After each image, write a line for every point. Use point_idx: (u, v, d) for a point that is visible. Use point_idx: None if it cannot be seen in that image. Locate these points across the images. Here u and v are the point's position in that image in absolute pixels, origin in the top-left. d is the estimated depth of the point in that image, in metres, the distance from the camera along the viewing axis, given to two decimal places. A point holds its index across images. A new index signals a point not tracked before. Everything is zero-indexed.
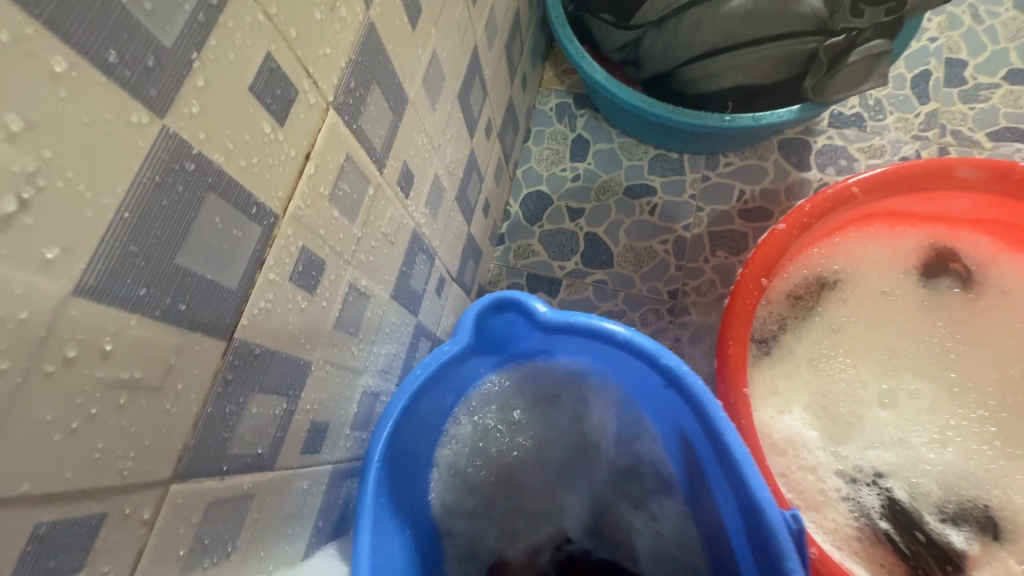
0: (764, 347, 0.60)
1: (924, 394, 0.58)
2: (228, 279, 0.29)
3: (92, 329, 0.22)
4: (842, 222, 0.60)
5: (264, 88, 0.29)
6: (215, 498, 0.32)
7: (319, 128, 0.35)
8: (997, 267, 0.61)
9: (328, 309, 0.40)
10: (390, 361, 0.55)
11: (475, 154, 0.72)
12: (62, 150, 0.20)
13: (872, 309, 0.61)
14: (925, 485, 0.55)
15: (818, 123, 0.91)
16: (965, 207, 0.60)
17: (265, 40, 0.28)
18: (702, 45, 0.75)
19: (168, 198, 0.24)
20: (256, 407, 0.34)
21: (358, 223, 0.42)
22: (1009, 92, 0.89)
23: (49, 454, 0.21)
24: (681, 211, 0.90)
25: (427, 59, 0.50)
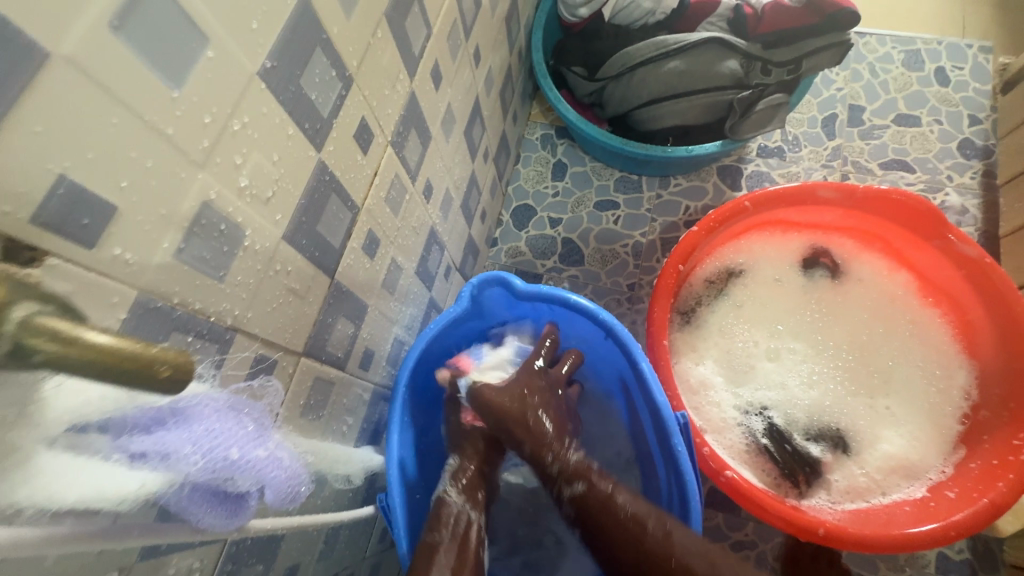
0: (685, 317, 0.82)
1: (799, 350, 0.80)
2: (336, 242, 0.51)
3: (286, 258, 0.44)
4: (742, 226, 0.82)
5: (359, 135, 0.51)
6: (318, 376, 0.53)
7: (382, 156, 0.57)
8: (857, 261, 0.84)
9: (379, 271, 0.62)
10: (412, 320, 0.77)
11: (476, 173, 0.94)
12: (287, 169, 0.41)
13: (766, 291, 0.84)
14: (796, 414, 0.77)
15: (748, 153, 1.15)
16: (832, 217, 0.82)
17: (361, 109, 0.50)
18: (649, 95, 0.99)
19: (317, 194, 0.46)
20: (340, 325, 0.56)
21: (398, 217, 0.64)
22: (897, 132, 1.12)
23: (266, 320, 0.43)
24: (639, 221, 1.13)
25: (444, 108, 0.73)
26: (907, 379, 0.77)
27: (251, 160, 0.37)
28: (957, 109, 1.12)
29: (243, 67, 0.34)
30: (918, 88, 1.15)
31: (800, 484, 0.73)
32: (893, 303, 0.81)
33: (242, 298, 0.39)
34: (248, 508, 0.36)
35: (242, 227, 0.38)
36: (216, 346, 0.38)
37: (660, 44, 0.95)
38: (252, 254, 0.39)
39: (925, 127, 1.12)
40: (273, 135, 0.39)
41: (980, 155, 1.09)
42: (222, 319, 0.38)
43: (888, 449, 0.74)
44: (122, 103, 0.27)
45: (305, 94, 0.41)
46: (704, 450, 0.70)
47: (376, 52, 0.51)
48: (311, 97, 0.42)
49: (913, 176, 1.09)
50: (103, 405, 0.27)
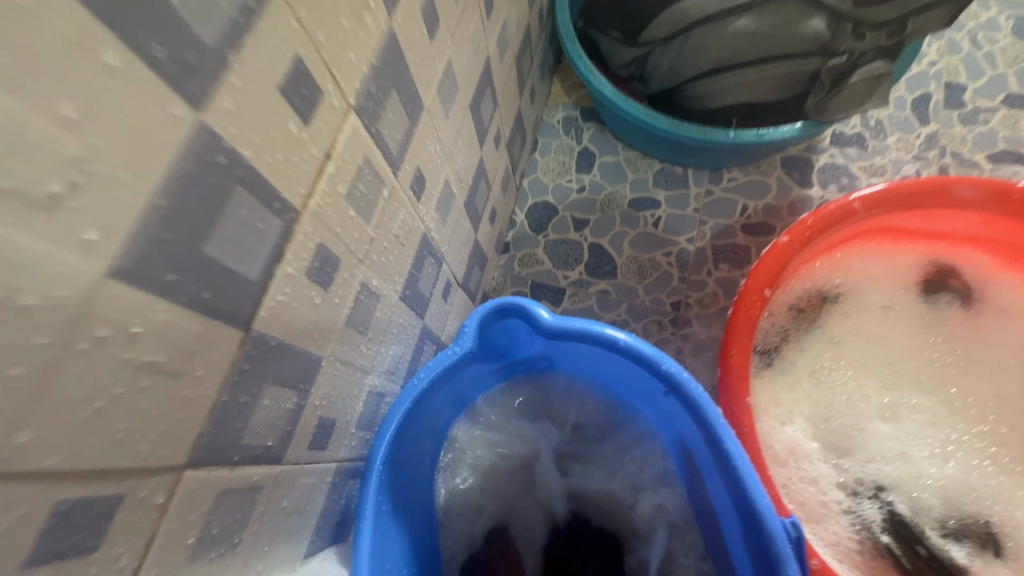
0: (767, 357, 0.60)
1: (925, 408, 0.58)
2: (250, 271, 0.30)
3: (124, 311, 0.23)
4: (844, 236, 0.61)
5: (292, 88, 0.30)
6: (227, 487, 0.32)
7: (340, 130, 0.36)
8: (995, 284, 0.62)
9: (340, 306, 0.41)
10: (396, 362, 0.56)
11: (484, 162, 0.73)
12: (107, 139, 0.20)
13: (874, 323, 0.62)
14: (926, 500, 0.55)
15: (820, 141, 0.93)
16: (963, 225, 0.61)
17: (296, 43, 0.29)
18: (708, 63, 0.77)
19: (199, 190, 0.25)
20: (270, 399, 0.35)
21: (371, 223, 0.43)
22: (1008, 115, 0.90)
23: (76, 432, 0.22)
24: (684, 224, 0.91)
25: (443, 68, 0.52)
26: None
27: None
28: None
29: None
30: None
31: None
32: None
33: None
34: None
35: None
36: None
37: None
38: (17, 314, 0.19)
39: None
40: (50, 65, 0.18)
41: None
42: None
43: None
44: None
45: None
46: (812, 563, 0.49)
47: None
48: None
49: None
50: None
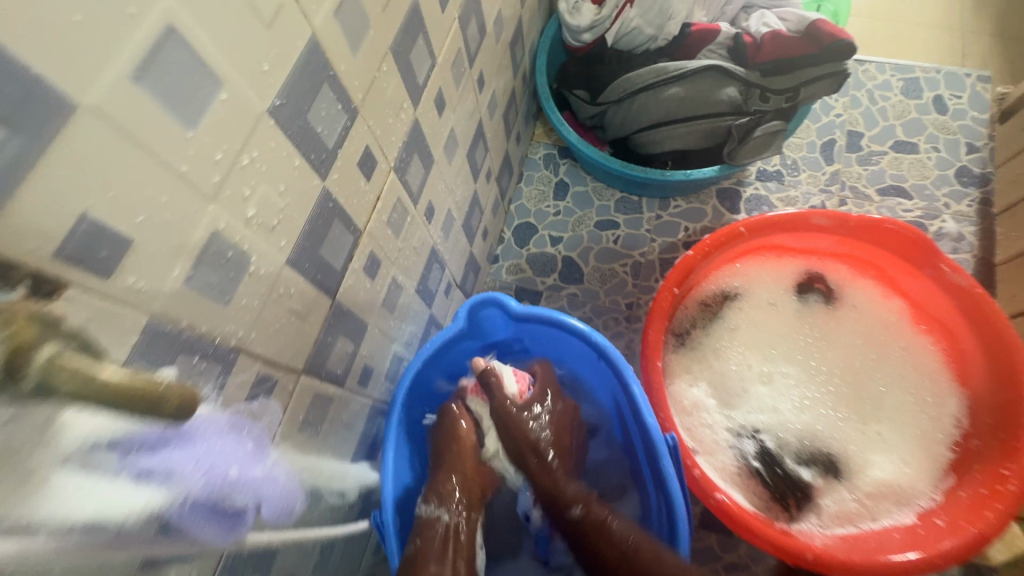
0: (680, 338, 0.83)
1: (792, 375, 0.81)
2: (337, 264, 0.53)
3: (289, 280, 0.46)
4: (737, 251, 0.84)
5: (363, 162, 0.53)
6: (317, 392, 0.55)
7: (384, 182, 0.59)
8: (851, 287, 0.85)
9: (380, 291, 0.64)
10: (411, 337, 0.79)
11: (478, 193, 0.97)
12: (292, 198, 0.43)
13: (761, 314, 0.85)
14: (788, 438, 0.77)
15: (747, 177, 1.17)
16: (826, 244, 0.84)
17: (366, 138, 0.53)
18: (649, 119, 1.01)
19: (320, 220, 0.48)
20: (340, 343, 0.58)
21: (400, 238, 0.66)
22: (894, 158, 1.14)
23: (268, 340, 0.45)
24: (638, 241, 1.15)
25: (447, 133, 0.75)
26: (899, 406, 0.78)
27: (258, 191, 0.39)
28: (955, 137, 1.14)
29: (251, 106, 0.36)
30: (915, 115, 1.17)
31: (790, 509, 0.73)
32: (888, 330, 0.82)
33: (245, 320, 0.41)
34: (246, 521, 0.42)
35: (247, 254, 0.40)
36: (218, 367, 0.39)
37: (660, 71, 0.97)
38: (256, 278, 0.41)
39: (922, 154, 1.13)
40: (278, 166, 0.41)
41: (978, 182, 1.09)
42: (226, 341, 0.40)
43: (879, 474, 0.75)
44: (138, 144, 0.29)
45: (310, 127, 0.44)
46: (696, 472, 0.71)
47: (380, 84, 0.53)
48: (316, 129, 0.44)
49: (910, 202, 1.10)
50: (109, 429, 0.31)
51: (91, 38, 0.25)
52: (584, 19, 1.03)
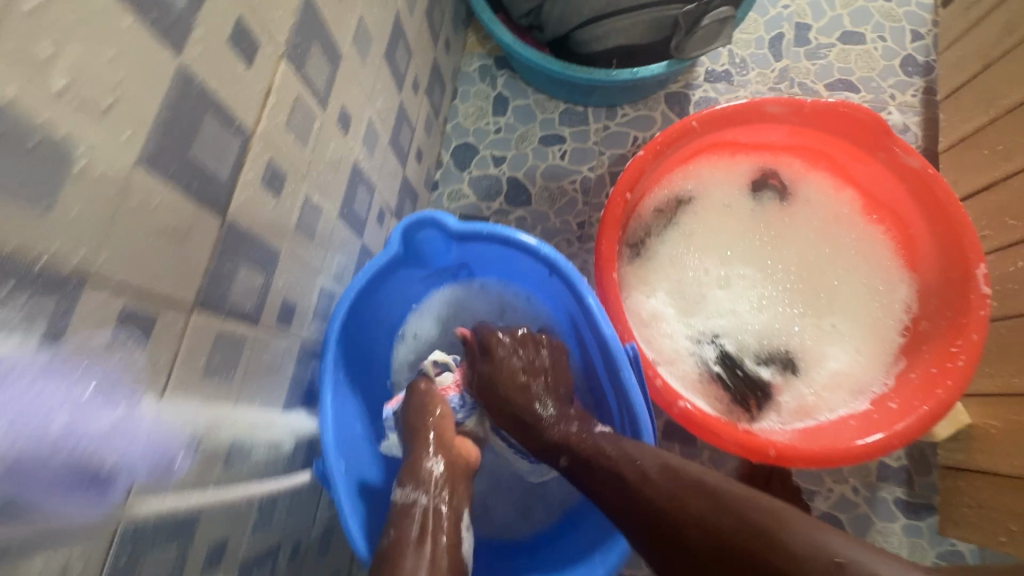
0: (636, 249, 0.78)
1: (750, 276, 0.78)
2: (223, 174, 0.43)
3: (149, 187, 0.36)
4: (690, 150, 0.78)
5: (237, 39, 0.42)
6: (221, 332, 0.46)
7: (275, 72, 0.48)
8: (805, 181, 0.82)
9: (290, 212, 0.54)
10: (341, 269, 0.70)
11: (405, 106, 0.85)
12: (131, 73, 0.33)
13: (715, 217, 0.81)
14: (747, 340, 0.76)
15: (695, 79, 1.10)
16: (779, 136, 0.79)
17: (237, 6, 0.41)
18: (590, 11, 0.91)
19: (184, 110, 0.38)
20: (244, 274, 0.48)
21: (308, 149, 0.56)
22: (842, 51, 1.10)
23: (133, 263, 0.35)
24: (587, 155, 1.07)
25: (355, 23, 0.63)
26: (851, 297, 0.77)
27: (68, 55, 0.29)
28: (901, 26, 1.10)
29: None
30: (862, 3, 1.12)
31: (751, 409, 0.72)
32: (841, 223, 0.80)
33: (86, 235, 0.32)
34: (111, 492, 0.36)
35: (69, 145, 0.30)
36: (53, 298, 0.30)
37: None
38: (92, 179, 0.31)
39: (869, 45, 1.10)
40: (96, 21, 0.30)
41: (922, 72, 1.07)
42: (58, 261, 0.30)
43: (835, 366, 0.75)
44: None
45: None
46: (657, 382, 0.69)
47: None
48: None
49: (857, 96, 1.07)
50: None
51: None
52: None
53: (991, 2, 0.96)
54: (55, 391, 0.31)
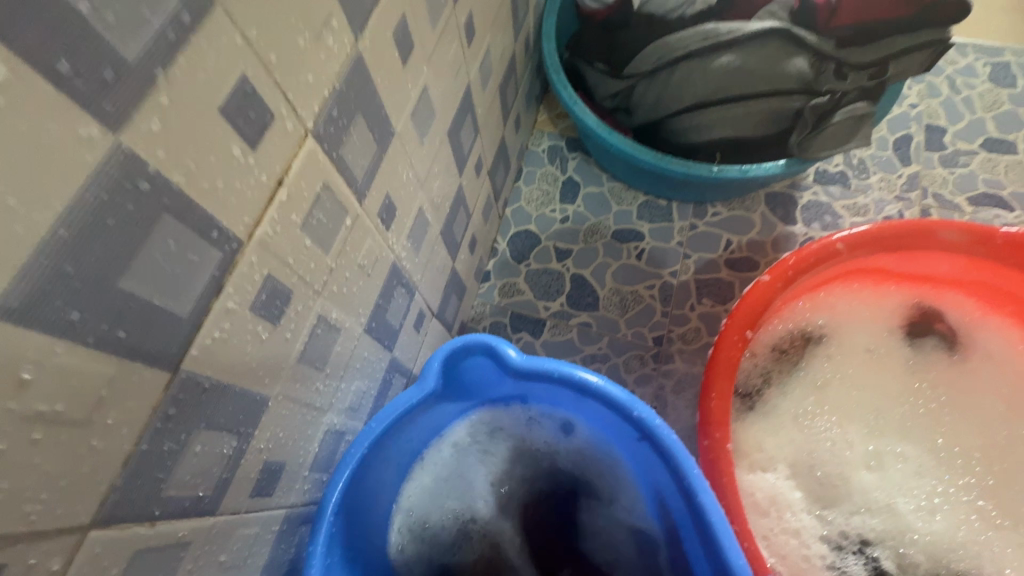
0: (748, 401, 0.58)
1: (911, 457, 0.57)
2: (180, 306, 0.28)
3: (14, 352, 0.21)
4: (827, 277, 0.59)
5: (236, 110, 0.28)
6: (143, 545, 0.30)
7: (295, 155, 0.33)
8: (981, 329, 0.61)
9: (292, 341, 0.38)
10: (358, 398, 0.52)
11: (464, 191, 0.72)
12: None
13: (858, 365, 0.61)
14: (913, 556, 0.53)
15: (803, 179, 0.93)
16: (949, 268, 0.59)
17: (242, 63, 0.27)
18: (691, 98, 0.78)
19: (114, 218, 0.23)
20: (201, 444, 0.32)
21: (331, 253, 0.41)
22: (987, 160, 0.91)
23: None
24: (668, 257, 0.90)
25: (418, 95, 0.50)
26: None
27: None
28: None
29: None
30: (1009, 107, 0.94)
31: None
32: None
33: None
34: None
35: None
36: None
37: (710, 35, 0.74)
38: None
39: (1022, 155, 0.91)
40: None
41: None
42: None
43: None
44: None
45: (52, 2, 0.19)
46: None
47: None
48: (77, 9, 0.19)
49: (1011, 215, 0.87)
50: None
51: None
52: None
53: None
54: None
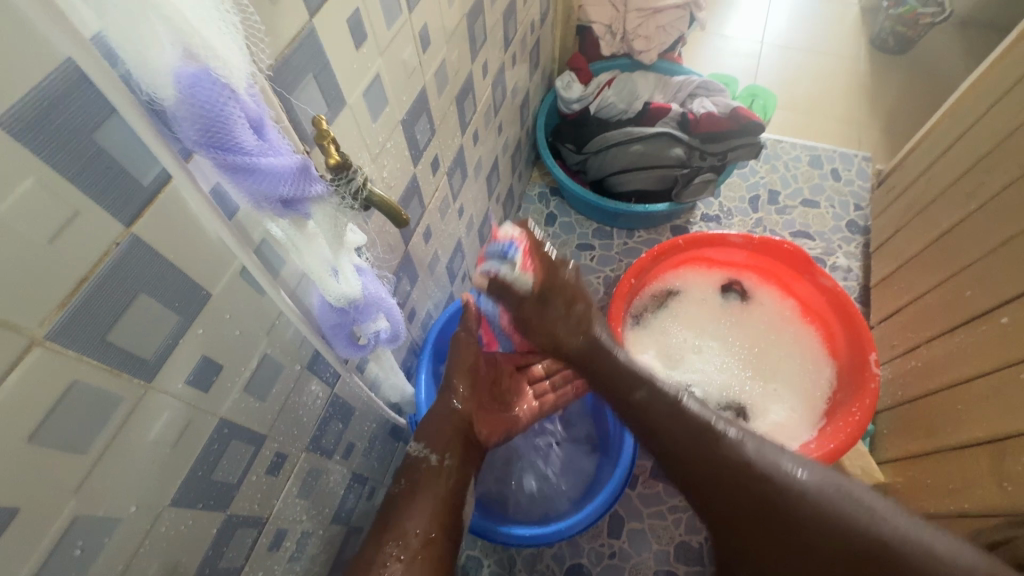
0: (636, 319, 1.13)
1: (715, 347, 1.12)
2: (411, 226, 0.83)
3: None
4: (677, 259, 1.15)
5: (433, 163, 0.84)
6: None
7: (441, 180, 0.90)
8: (759, 290, 1.17)
9: (428, 255, 0.93)
10: (439, 301, 1.07)
11: (490, 211, 1.28)
12: (400, 173, 0.73)
13: (694, 306, 1.16)
14: (710, 391, 1.07)
15: (693, 218, 1.52)
16: (741, 257, 1.16)
17: (436, 149, 0.84)
18: (619, 166, 1.37)
19: (409, 193, 0.78)
20: (404, 282, 0.86)
21: (442, 223, 0.96)
22: (803, 211, 1.51)
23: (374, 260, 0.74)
24: (609, 260, 1.47)
25: (477, 159, 1.07)
26: (791, 371, 1.08)
27: (390, 165, 0.70)
28: (846, 199, 1.52)
29: (396, 112, 0.67)
30: (818, 181, 1.55)
31: None
32: (784, 321, 1.14)
33: None
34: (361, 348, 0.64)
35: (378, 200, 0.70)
36: None
37: (628, 134, 1.35)
38: None
39: (823, 209, 1.51)
40: (399, 152, 0.71)
41: (862, 232, 1.46)
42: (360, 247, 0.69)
43: (775, 417, 1.03)
44: (359, 127, 0.60)
45: (415, 135, 0.75)
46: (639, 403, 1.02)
47: (446, 116, 0.84)
48: (417, 136, 0.75)
49: (814, 243, 1.46)
50: (354, 250, 0.53)
51: (357, 76, 0.57)
52: (574, 93, 1.43)
53: (901, 188, 1.36)
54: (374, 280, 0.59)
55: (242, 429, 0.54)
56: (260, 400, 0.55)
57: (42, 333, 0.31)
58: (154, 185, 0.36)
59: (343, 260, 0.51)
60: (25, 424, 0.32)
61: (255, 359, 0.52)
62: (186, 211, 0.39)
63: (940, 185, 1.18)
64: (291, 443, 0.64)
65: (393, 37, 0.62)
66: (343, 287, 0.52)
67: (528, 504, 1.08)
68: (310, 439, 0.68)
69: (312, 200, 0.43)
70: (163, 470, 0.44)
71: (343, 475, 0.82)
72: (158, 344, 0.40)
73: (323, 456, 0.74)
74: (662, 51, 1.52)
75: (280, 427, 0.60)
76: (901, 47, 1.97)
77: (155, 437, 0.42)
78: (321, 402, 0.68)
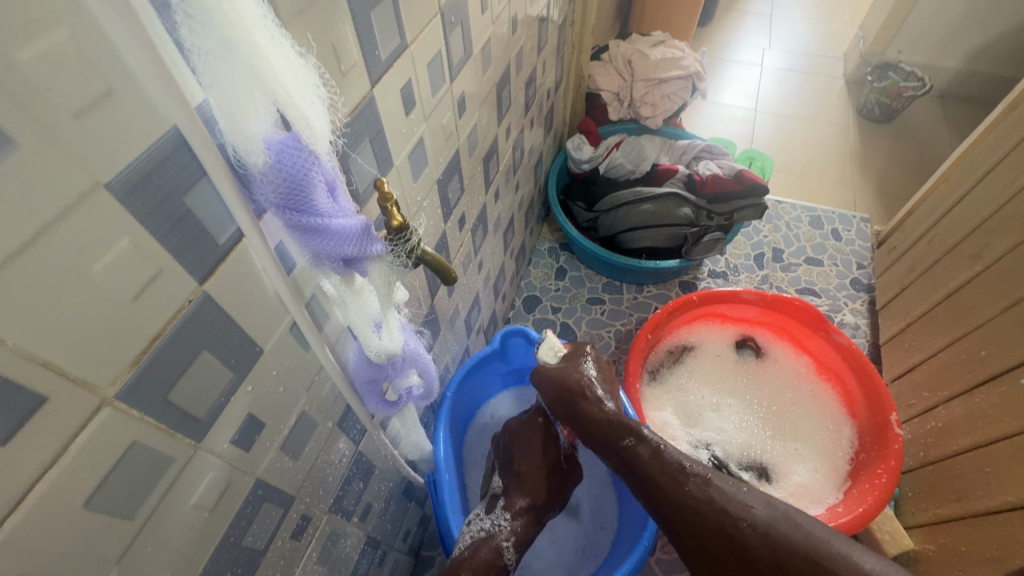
0: (653, 374, 1.13)
1: (733, 404, 1.11)
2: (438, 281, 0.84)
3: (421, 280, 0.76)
4: (692, 315, 1.16)
5: (460, 220, 0.87)
6: None
7: (466, 236, 0.92)
8: (772, 347, 1.18)
9: (450, 308, 0.93)
10: (455, 355, 1.06)
11: (505, 265, 1.30)
12: (432, 228, 0.75)
13: (710, 362, 1.16)
14: (731, 449, 1.05)
15: (701, 274, 1.55)
16: (754, 313, 1.18)
17: (464, 207, 0.87)
18: (629, 224, 1.41)
19: (439, 249, 0.80)
20: (429, 337, 0.86)
21: (464, 276, 0.98)
22: (807, 269, 1.54)
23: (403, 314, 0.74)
24: (619, 314, 1.48)
25: (496, 216, 1.10)
26: (811, 431, 1.07)
27: (425, 223, 0.72)
28: (849, 258, 1.56)
29: (432, 173, 0.69)
30: (820, 240, 1.60)
31: None
32: (799, 378, 1.14)
33: None
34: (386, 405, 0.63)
35: None
36: None
37: (638, 193, 1.39)
38: None
39: (827, 267, 1.54)
40: (433, 210, 0.73)
41: (867, 289, 1.48)
42: None
43: (798, 479, 1.01)
44: (402, 188, 0.62)
45: (447, 195, 0.77)
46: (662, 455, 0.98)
47: (474, 177, 0.88)
48: (449, 196, 0.78)
49: (819, 300, 1.48)
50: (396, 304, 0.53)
51: (405, 141, 0.59)
52: (585, 154, 1.50)
53: (902, 249, 1.41)
54: (412, 340, 0.59)
55: (275, 488, 0.52)
56: (293, 459, 0.54)
57: (112, 393, 0.31)
58: (228, 244, 0.36)
59: (388, 315, 0.51)
60: (82, 488, 0.31)
61: (293, 417, 0.51)
62: (251, 270, 0.39)
63: (943, 245, 1.21)
64: (315, 505, 0.61)
65: (436, 104, 0.65)
66: (386, 343, 0.52)
67: (572, 556, 1.05)
68: (332, 500, 0.66)
69: (371, 257, 0.44)
70: (199, 536, 0.42)
71: (359, 539, 0.78)
72: (211, 403, 0.39)
73: (343, 518, 0.71)
74: (666, 117, 1.61)
75: (308, 487, 0.58)
76: (888, 116, 2.09)
77: (196, 501, 0.41)
78: (346, 460, 0.66)
